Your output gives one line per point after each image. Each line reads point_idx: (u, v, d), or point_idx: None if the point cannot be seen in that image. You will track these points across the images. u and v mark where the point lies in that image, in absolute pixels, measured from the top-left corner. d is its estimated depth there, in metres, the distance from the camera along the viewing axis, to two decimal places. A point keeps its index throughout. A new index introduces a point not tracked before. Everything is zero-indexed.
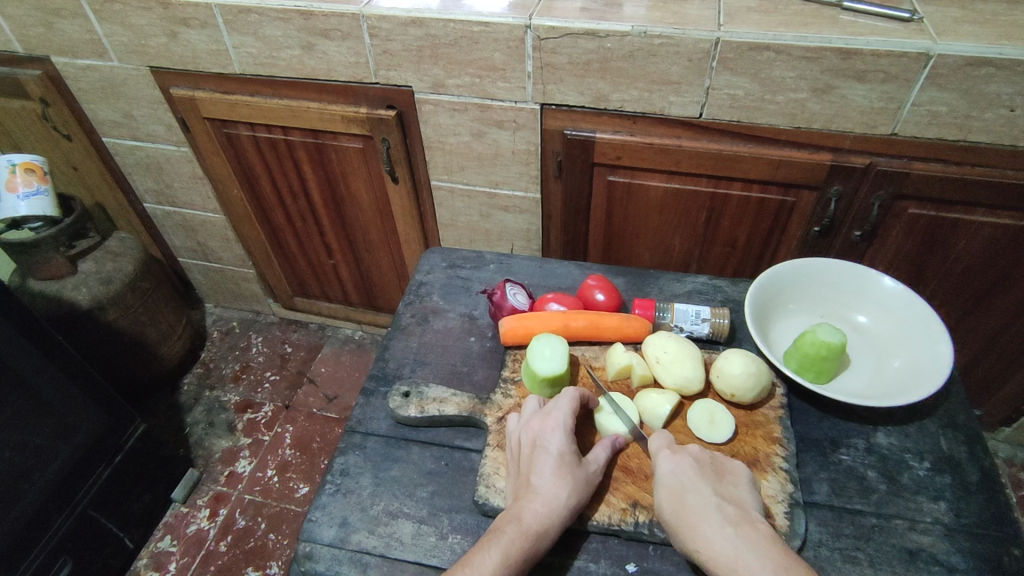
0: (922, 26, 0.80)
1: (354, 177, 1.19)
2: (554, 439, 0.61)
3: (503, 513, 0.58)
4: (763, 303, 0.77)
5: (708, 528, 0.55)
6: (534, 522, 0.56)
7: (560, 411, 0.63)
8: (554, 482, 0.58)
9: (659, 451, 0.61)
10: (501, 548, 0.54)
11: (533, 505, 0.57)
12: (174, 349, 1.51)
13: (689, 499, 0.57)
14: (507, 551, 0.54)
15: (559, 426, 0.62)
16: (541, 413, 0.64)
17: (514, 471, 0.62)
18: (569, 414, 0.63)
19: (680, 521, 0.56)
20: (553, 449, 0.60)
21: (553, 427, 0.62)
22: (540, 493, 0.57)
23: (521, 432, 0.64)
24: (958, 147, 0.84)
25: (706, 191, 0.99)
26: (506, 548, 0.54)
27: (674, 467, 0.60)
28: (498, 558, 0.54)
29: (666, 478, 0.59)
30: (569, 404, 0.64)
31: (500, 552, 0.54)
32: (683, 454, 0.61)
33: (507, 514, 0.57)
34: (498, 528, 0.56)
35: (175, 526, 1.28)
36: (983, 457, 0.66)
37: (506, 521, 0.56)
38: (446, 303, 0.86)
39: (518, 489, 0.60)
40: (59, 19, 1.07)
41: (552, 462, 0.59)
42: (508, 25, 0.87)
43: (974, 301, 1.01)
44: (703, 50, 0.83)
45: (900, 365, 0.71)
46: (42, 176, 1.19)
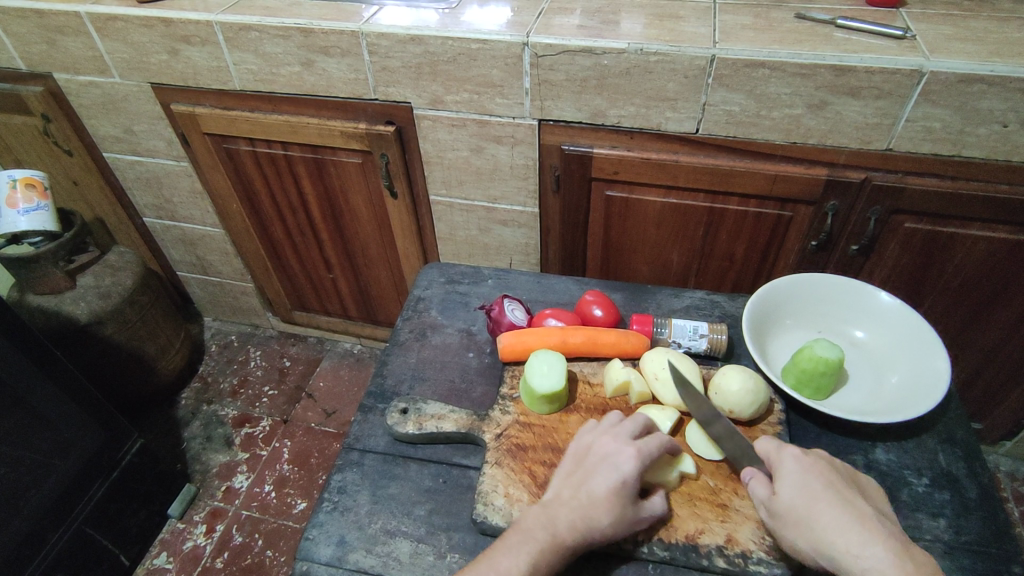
0: (915, 43, 0.81)
1: (353, 191, 1.20)
2: (627, 464, 0.58)
3: (541, 511, 0.58)
4: (760, 318, 0.77)
5: (863, 534, 0.53)
6: (568, 537, 0.56)
7: (646, 445, 0.60)
8: (605, 504, 0.57)
9: (783, 451, 0.60)
10: (529, 555, 0.55)
11: (573, 517, 0.57)
12: (173, 363, 1.50)
13: (831, 503, 0.56)
14: (532, 559, 0.55)
15: (638, 454, 0.59)
16: (620, 433, 0.62)
17: (570, 469, 0.61)
18: (654, 448, 0.60)
19: (823, 526, 0.55)
20: (620, 473, 0.58)
21: (631, 453, 0.59)
22: (586, 508, 0.57)
23: (597, 439, 0.62)
24: (952, 162, 0.85)
25: (703, 206, 1.00)
26: (533, 556, 0.55)
27: (809, 469, 0.58)
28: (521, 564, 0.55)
29: (799, 479, 0.58)
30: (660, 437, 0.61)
31: (526, 562, 0.55)
32: (810, 455, 0.60)
33: (545, 516, 0.57)
34: (530, 529, 0.57)
35: (172, 542, 1.27)
36: (982, 473, 0.66)
37: (543, 528, 0.56)
38: (445, 318, 0.86)
39: (564, 490, 0.59)
40: (61, 37, 1.08)
41: (612, 485, 0.58)
42: (506, 42, 0.88)
43: (971, 315, 1.01)
44: (699, 66, 0.84)
45: (897, 381, 0.71)
46: (42, 191, 1.19)
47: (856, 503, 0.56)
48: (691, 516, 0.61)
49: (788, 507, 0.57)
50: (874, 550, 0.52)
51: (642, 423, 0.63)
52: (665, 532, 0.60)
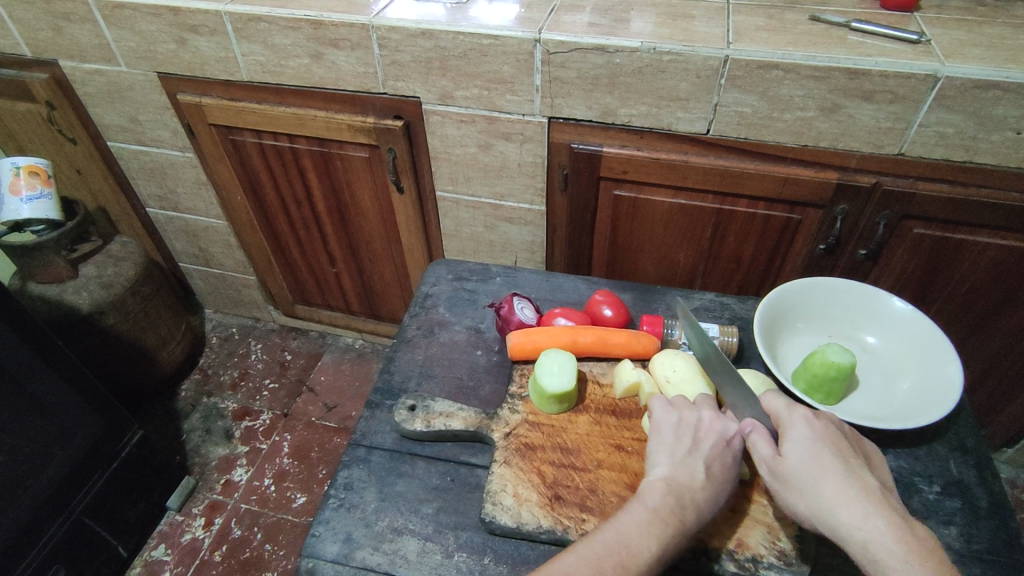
0: (930, 48, 0.80)
1: (359, 185, 1.19)
2: (740, 441, 0.60)
3: (668, 488, 0.57)
4: (772, 322, 0.77)
5: (866, 505, 0.52)
6: (699, 514, 0.56)
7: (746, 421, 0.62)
8: (727, 481, 0.58)
9: (794, 412, 0.60)
10: (668, 534, 0.54)
11: (705, 496, 0.57)
12: (173, 354, 1.50)
13: (837, 471, 0.55)
14: (664, 541, 0.54)
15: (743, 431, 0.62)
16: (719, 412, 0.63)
17: (676, 445, 0.60)
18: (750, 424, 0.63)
19: (826, 492, 0.54)
20: (737, 450, 0.60)
21: (742, 429, 0.61)
22: (714, 486, 0.57)
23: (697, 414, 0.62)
24: (963, 168, 0.85)
25: (712, 207, 0.99)
26: (669, 535, 0.54)
27: (817, 434, 0.57)
28: (658, 543, 0.54)
29: (807, 442, 0.57)
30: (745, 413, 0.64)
31: (659, 543, 0.54)
32: (820, 418, 0.59)
33: (675, 494, 0.56)
34: (664, 507, 0.55)
35: (170, 534, 1.26)
36: (992, 481, 0.66)
37: (676, 506, 0.56)
38: (452, 315, 0.85)
39: (681, 467, 0.58)
40: (68, 24, 1.07)
41: (730, 464, 0.59)
42: (517, 38, 0.88)
43: (978, 322, 1.01)
44: (712, 67, 0.83)
45: (909, 387, 0.71)
46: (46, 179, 1.18)
47: (862, 474, 0.55)
48: None
49: (792, 470, 0.56)
50: (875, 522, 0.51)
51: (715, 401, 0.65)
52: None
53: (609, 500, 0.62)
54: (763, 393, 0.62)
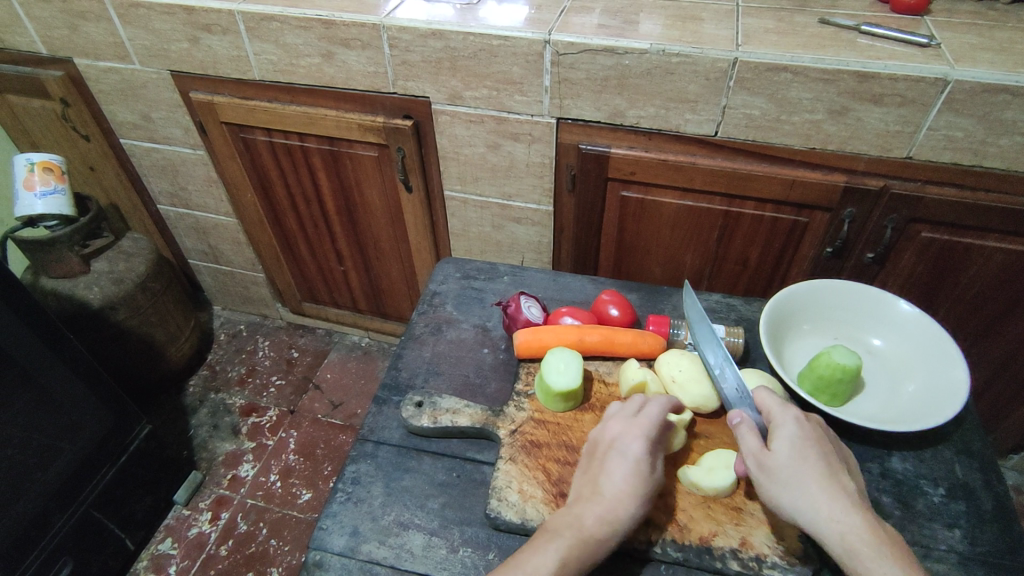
0: (940, 51, 0.80)
1: (368, 184, 1.20)
2: (635, 444, 0.59)
3: (565, 512, 0.58)
4: (778, 323, 0.77)
5: (846, 503, 0.54)
6: (595, 530, 0.55)
7: (648, 416, 0.61)
8: (624, 489, 0.57)
9: (787, 411, 0.60)
10: (558, 552, 0.55)
11: (598, 511, 0.56)
12: (182, 350, 1.51)
13: (822, 470, 0.56)
14: (563, 553, 0.54)
15: (642, 432, 0.60)
16: (624, 415, 0.63)
17: (585, 466, 0.62)
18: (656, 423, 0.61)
19: (809, 487, 0.55)
20: (631, 455, 0.59)
21: (636, 432, 0.60)
22: (608, 499, 0.57)
23: (603, 428, 0.63)
24: (972, 172, 0.84)
25: (719, 209, 1.00)
26: (563, 555, 0.54)
27: (805, 433, 0.58)
28: (552, 563, 0.54)
29: (796, 440, 0.58)
30: (657, 411, 0.62)
31: (559, 555, 0.54)
32: (807, 419, 0.60)
33: (570, 515, 0.57)
34: (557, 529, 0.56)
35: (177, 528, 1.27)
36: (997, 485, 0.66)
37: (566, 525, 0.56)
38: (459, 313, 0.86)
39: (584, 488, 0.59)
40: (83, 22, 1.09)
41: (626, 467, 0.58)
42: (527, 39, 0.88)
43: (985, 326, 1.00)
44: (720, 69, 0.84)
45: (914, 390, 0.71)
46: (59, 175, 1.20)
47: (841, 475, 0.57)
48: (704, 517, 0.61)
49: (779, 463, 0.57)
50: (854, 520, 0.53)
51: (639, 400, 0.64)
52: (679, 534, 0.60)
53: None
54: (755, 390, 0.63)
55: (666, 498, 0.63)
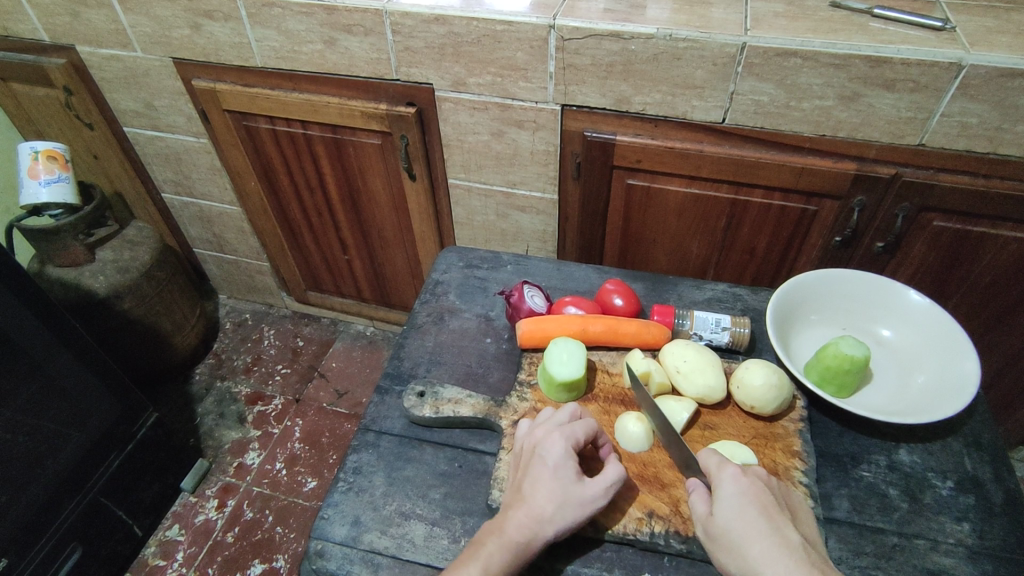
0: (955, 35, 0.78)
1: (372, 172, 1.19)
2: (555, 450, 0.58)
3: (493, 521, 0.57)
4: (785, 313, 0.76)
5: (789, 563, 0.50)
6: (516, 536, 0.55)
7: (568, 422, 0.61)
8: (543, 495, 0.56)
9: (722, 468, 0.57)
10: (482, 560, 0.54)
11: (517, 518, 0.56)
12: (188, 339, 1.52)
13: (760, 528, 0.53)
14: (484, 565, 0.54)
15: (564, 437, 0.59)
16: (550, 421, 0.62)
17: (516, 474, 0.61)
18: (579, 430, 0.60)
19: (751, 552, 0.52)
20: (550, 461, 0.58)
21: (556, 437, 0.59)
22: (528, 505, 0.56)
23: (531, 434, 0.62)
24: (987, 160, 0.83)
25: (726, 197, 0.98)
26: (488, 563, 0.54)
27: (743, 492, 0.55)
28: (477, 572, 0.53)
29: (735, 499, 0.55)
30: (583, 421, 0.61)
31: (480, 566, 0.54)
32: (748, 475, 0.57)
33: (494, 524, 0.57)
34: (483, 538, 0.56)
35: (184, 515, 1.28)
36: (1008, 478, 0.65)
37: (490, 532, 0.56)
38: (462, 303, 0.85)
39: (511, 497, 0.59)
40: (85, 9, 1.08)
41: (546, 475, 0.57)
42: (532, 24, 0.87)
43: (997, 316, 0.99)
44: (729, 54, 0.82)
45: (924, 381, 0.70)
46: (63, 164, 1.20)
47: (785, 532, 0.53)
48: None
49: (722, 531, 0.54)
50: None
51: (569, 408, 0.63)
52: (682, 525, 0.59)
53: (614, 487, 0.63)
54: (699, 452, 0.60)
55: (670, 489, 0.62)
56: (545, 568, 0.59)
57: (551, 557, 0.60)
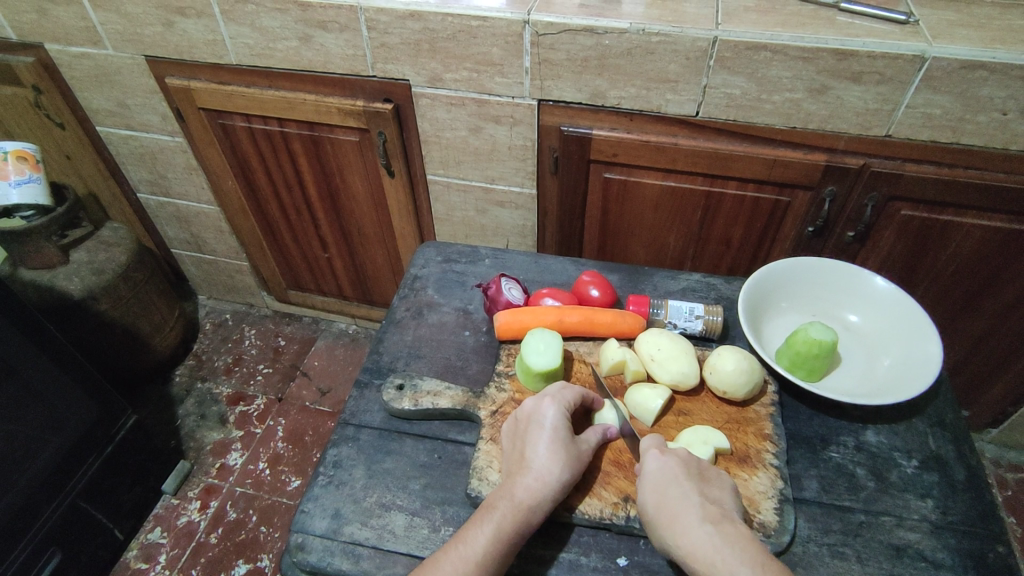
0: (918, 28, 0.80)
1: (350, 169, 1.19)
2: (551, 413, 0.62)
3: (497, 488, 0.59)
4: (756, 301, 0.77)
5: (694, 534, 0.53)
6: (525, 497, 0.57)
7: (558, 391, 0.64)
8: (547, 456, 0.59)
9: (645, 455, 0.60)
10: (494, 523, 0.56)
11: (526, 481, 0.58)
12: (167, 340, 1.50)
13: (671, 505, 0.56)
14: (496, 527, 0.55)
15: (555, 402, 0.63)
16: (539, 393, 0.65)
17: (510, 445, 0.63)
18: (570, 396, 0.64)
19: (664, 530, 0.55)
20: (548, 424, 0.61)
21: (549, 403, 0.63)
22: (533, 469, 0.58)
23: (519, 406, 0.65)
24: (950, 149, 0.85)
25: (701, 190, 1.00)
26: (499, 524, 0.55)
27: (659, 474, 0.58)
28: (489, 534, 0.55)
29: (649, 483, 0.58)
30: (568, 386, 0.65)
31: (492, 529, 0.55)
32: (665, 457, 0.59)
33: (501, 490, 0.58)
34: (492, 503, 0.57)
35: (166, 517, 1.27)
36: (970, 455, 0.67)
37: (499, 497, 0.58)
38: (441, 296, 0.86)
39: (512, 465, 0.61)
40: (54, 6, 1.07)
41: (546, 438, 0.60)
42: (506, 20, 0.87)
43: (964, 302, 1.01)
44: (700, 48, 0.83)
45: (890, 364, 0.72)
46: (34, 164, 1.18)
47: (695, 505, 0.55)
48: None
49: (642, 513, 0.58)
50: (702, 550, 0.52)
51: (552, 383, 0.66)
52: None
53: (591, 473, 0.63)
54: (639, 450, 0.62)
55: None
56: (523, 555, 0.60)
57: (530, 543, 0.61)
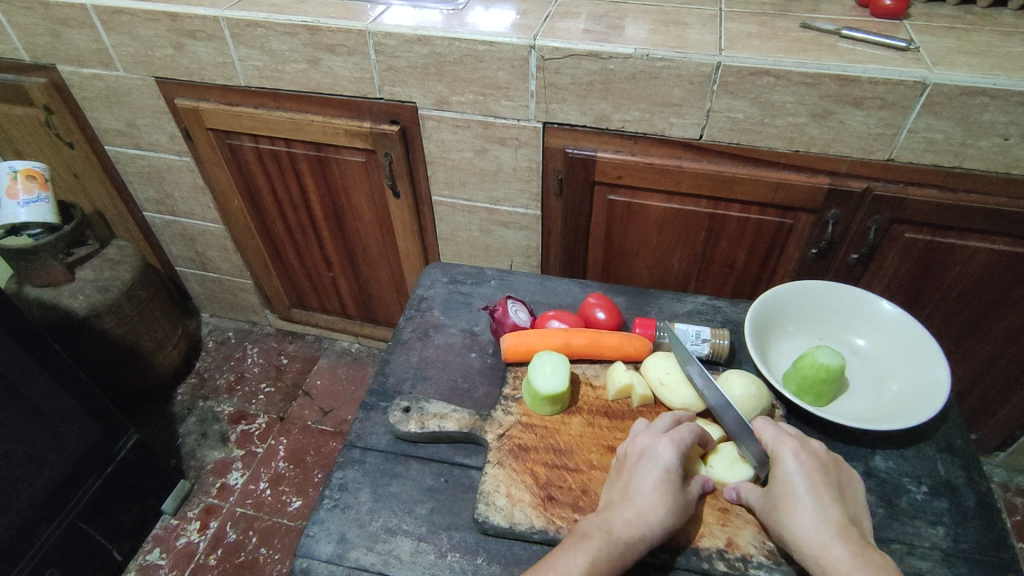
0: (919, 55, 0.81)
1: (356, 190, 1.19)
2: (666, 454, 0.60)
3: (594, 515, 0.59)
4: (762, 324, 0.77)
5: (829, 536, 0.55)
6: (624, 533, 0.56)
7: (679, 431, 0.62)
8: (653, 494, 0.58)
9: (781, 444, 0.61)
10: (588, 552, 0.55)
11: (626, 514, 0.57)
12: (169, 358, 1.50)
13: (807, 503, 0.57)
14: (591, 556, 0.55)
15: (673, 443, 0.61)
16: (654, 429, 0.64)
17: (614, 477, 0.62)
18: (688, 437, 0.62)
19: (796, 523, 0.56)
20: (662, 463, 0.59)
21: (667, 443, 0.61)
22: (637, 504, 0.57)
23: (631, 440, 0.64)
24: (953, 173, 0.86)
25: (704, 212, 1.00)
26: (592, 556, 0.55)
27: (799, 468, 0.59)
28: (583, 562, 0.55)
29: (785, 474, 0.59)
30: (690, 428, 0.63)
31: (586, 557, 0.55)
32: (806, 452, 0.60)
33: (598, 517, 0.58)
34: (586, 531, 0.57)
35: (165, 538, 1.26)
36: (979, 482, 0.67)
37: (596, 526, 0.57)
38: (447, 318, 0.86)
39: (613, 494, 0.60)
40: (66, 29, 1.08)
41: (657, 477, 0.58)
42: (513, 45, 0.89)
43: (968, 325, 1.02)
44: (704, 73, 0.84)
45: (897, 389, 0.72)
46: (43, 183, 1.18)
47: (830, 509, 0.56)
48: (689, 518, 0.62)
49: (769, 500, 0.59)
50: (834, 552, 0.54)
51: (670, 420, 0.65)
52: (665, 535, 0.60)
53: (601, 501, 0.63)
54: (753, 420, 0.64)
55: None
56: None
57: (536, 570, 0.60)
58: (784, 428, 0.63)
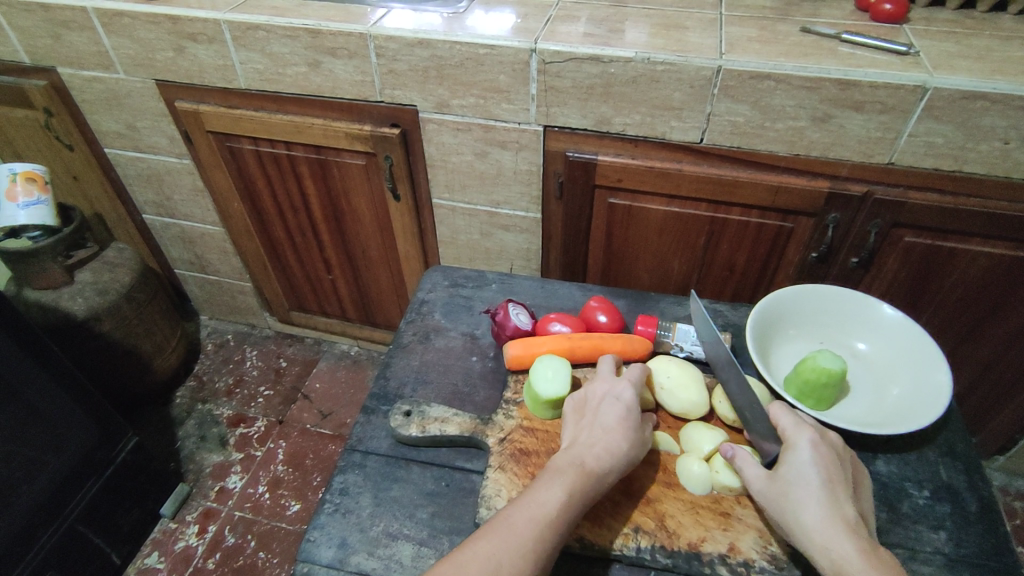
0: (918, 59, 0.81)
1: (356, 192, 1.19)
2: (626, 391, 0.65)
3: (565, 453, 0.61)
4: (763, 328, 0.77)
5: (839, 529, 0.53)
6: (598, 465, 0.59)
7: (630, 373, 0.68)
8: (618, 427, 0.61)
9: (801, 433, 0.60)
10: (565, 485, 0.57)
11: (598, 449, 0.60)
12: (168, 361, 1.49)
13: (821, 494, 0.55)
14: (568, 489, 0.57)
15: (629, 383, 0.67)
16: (605, 375, 0.68)
17: (576, 420, 0.65)
18: (637, 377, 0.68)
19: (806, 510, 0.55)
20: (624, 400, 0.64)
21: (625, 383, 0.66)
22: (606, 438, 0.61)
23: (589, 386, 0.67)
24: (953, 177, 0.86)
25: (705, 215, 1.00)
26: (569, 486, 0.57)
27: (817, 458, 0.57)
28: (561, 494, 0.56)
29: (801, 462, 0.57)
30: (635, 368, 0.69)
31: (563, 490, 0.57)
32: (825, 445, 0.59)
33: (571, 453, 0.60)
34: (559, 467, 0.59)
35: (164, 542, 1.26)
36: (981, 486, 0.66)
37: (568, 462, 0.59)
38: (448, 321, 0.86)
39: (580, 433, 0.63)
40: (66, 31, 1.08)
41: (621, 412, 0.63)
42: (514, 48, 0.89)
43: (969, 329, 1.02)
44: (705, 77, 0.84)
45: (899, 393, 0.72)
46: (42, 185, 1.18)
47: (844, 505, 0.55)
48: (692, 522, 0.62)
49: (780, 483, 0.57)
50: (842, 545, 0.52)
51: (614, 363, 0.70)
52: (667, 539, 0.60)
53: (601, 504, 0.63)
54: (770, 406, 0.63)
55: (654, 504, 0.63)
56: None
57: None
58: (801, 417, 0.62)
